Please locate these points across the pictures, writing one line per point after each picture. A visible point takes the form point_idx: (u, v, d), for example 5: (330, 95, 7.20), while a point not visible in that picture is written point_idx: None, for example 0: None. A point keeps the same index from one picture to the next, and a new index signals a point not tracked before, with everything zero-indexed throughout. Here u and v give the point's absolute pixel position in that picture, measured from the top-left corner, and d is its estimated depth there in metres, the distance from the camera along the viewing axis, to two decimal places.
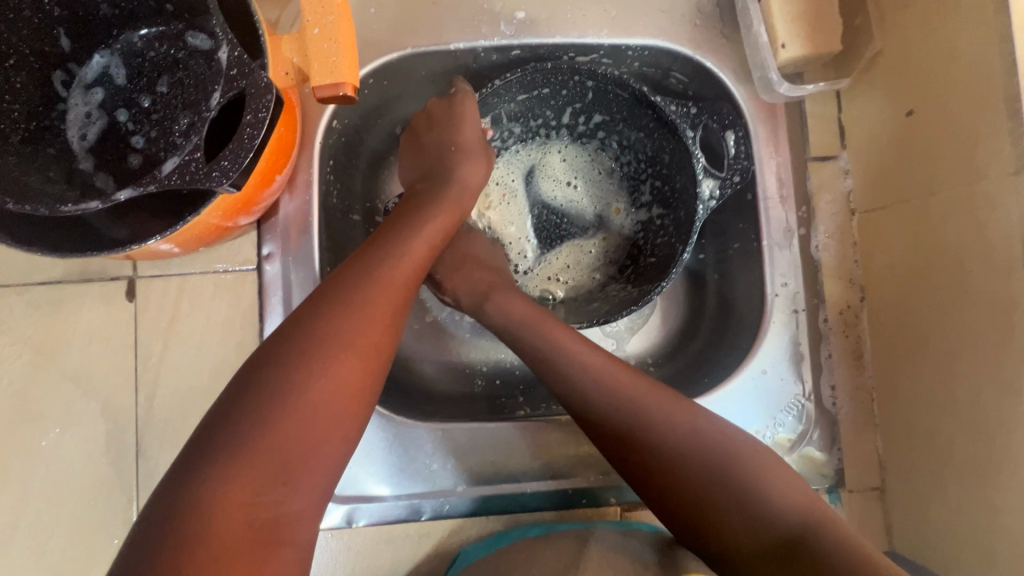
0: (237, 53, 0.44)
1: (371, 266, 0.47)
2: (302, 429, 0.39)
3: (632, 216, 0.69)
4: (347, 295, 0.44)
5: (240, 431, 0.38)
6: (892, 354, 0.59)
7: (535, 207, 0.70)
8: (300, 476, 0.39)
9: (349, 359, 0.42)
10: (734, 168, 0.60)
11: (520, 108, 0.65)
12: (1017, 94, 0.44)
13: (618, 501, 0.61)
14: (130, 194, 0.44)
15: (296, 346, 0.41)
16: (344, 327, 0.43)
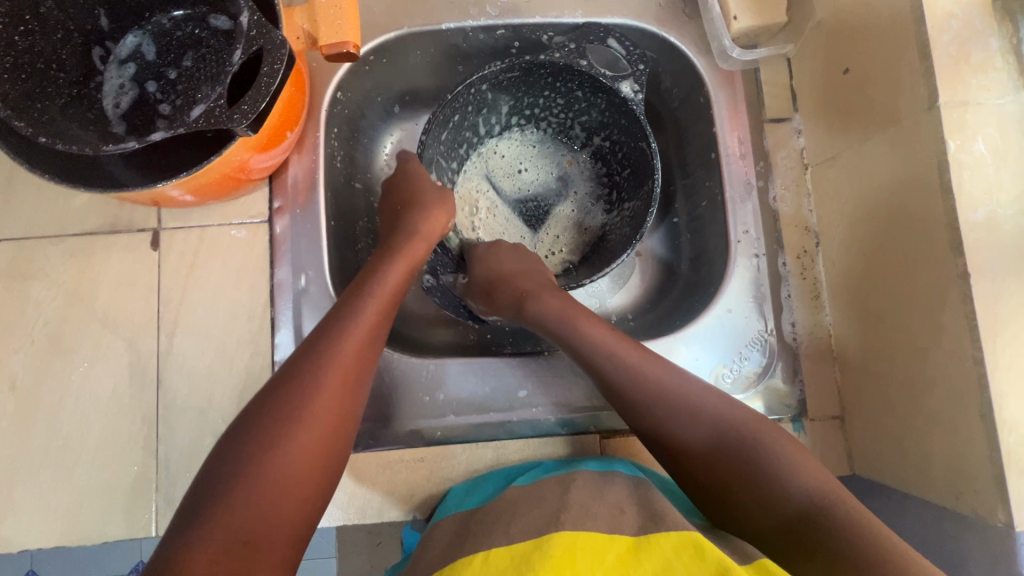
0: (257, 18, 0.52)
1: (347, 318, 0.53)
2: (293, 473, 0.45)
3: (592, 166, 0.78)
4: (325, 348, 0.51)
5: (240, 476, 0.44)
6: (843, 289, 0.65)
7: (506, 204, 0.77)
8: (291, 510, 0.45)
9: (326, 404, 0.48)
10: (635, 74, 0.66)
11: (452, 144, 0.71)
12: (926, 39, 0.51)
13: (596, 429, 0.66)
14: (162, 135, 0.51)
15: (279, 390, 0.48)
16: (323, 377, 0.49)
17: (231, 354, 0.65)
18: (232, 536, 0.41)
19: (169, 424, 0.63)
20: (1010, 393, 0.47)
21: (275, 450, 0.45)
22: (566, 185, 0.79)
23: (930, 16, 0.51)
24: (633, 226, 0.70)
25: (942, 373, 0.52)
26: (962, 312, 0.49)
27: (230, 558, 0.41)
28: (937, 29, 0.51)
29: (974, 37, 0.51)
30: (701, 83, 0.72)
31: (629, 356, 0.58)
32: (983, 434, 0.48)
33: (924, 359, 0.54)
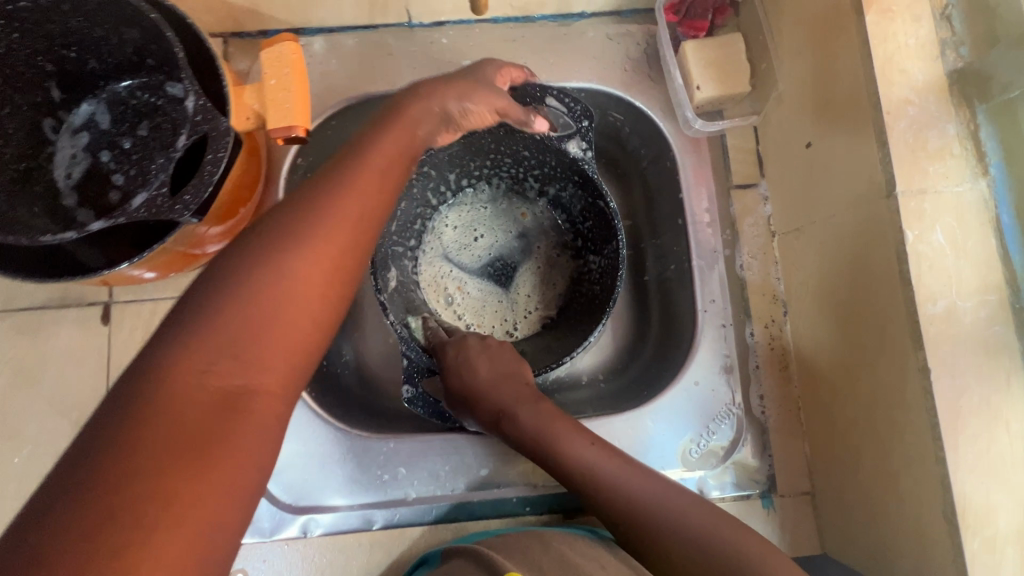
0: (202, 102, 0.50)
1: (352, 167, 0.42)
2: (293, 296, 0.36)
3: (553, 221, 0.77)
4: (321, 187, 0.40)
5: (224, 299, 0.34)
6: (809, 363, 0.64)
7: (470, 273, 0.76)
8: (265, 386, 0.34)
9: (326, 260, 0.38)
10: (581, 133, 0.63)
11: (404, 227, 0.71)
12: (883, 126, 0.50)
13: (561, 508, 0.64)
14: (101, 225, 0.50)
15: (296, 214, 0.38)
16: (325, 220, 0.39)
17: None
18: (216, 388, 0.32)
19: None
20: (974, 496, 0.45)
21: (264, 281, 0.35)
22: (528, 241, 0.77)
23: (886, 103, 0.50)
24: (607, 277, 0.70)
25: (906, 465, 0.50)
26: (924, 408, 0.48)
27: (193, 434, 0.30)
28: (893, 116, 0.50)
29: (930, 124, 0.50)
30: (667, 148, 0.71)
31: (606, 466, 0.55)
32: (948, 536, 0.46)
33: (890, 448, 0.52)
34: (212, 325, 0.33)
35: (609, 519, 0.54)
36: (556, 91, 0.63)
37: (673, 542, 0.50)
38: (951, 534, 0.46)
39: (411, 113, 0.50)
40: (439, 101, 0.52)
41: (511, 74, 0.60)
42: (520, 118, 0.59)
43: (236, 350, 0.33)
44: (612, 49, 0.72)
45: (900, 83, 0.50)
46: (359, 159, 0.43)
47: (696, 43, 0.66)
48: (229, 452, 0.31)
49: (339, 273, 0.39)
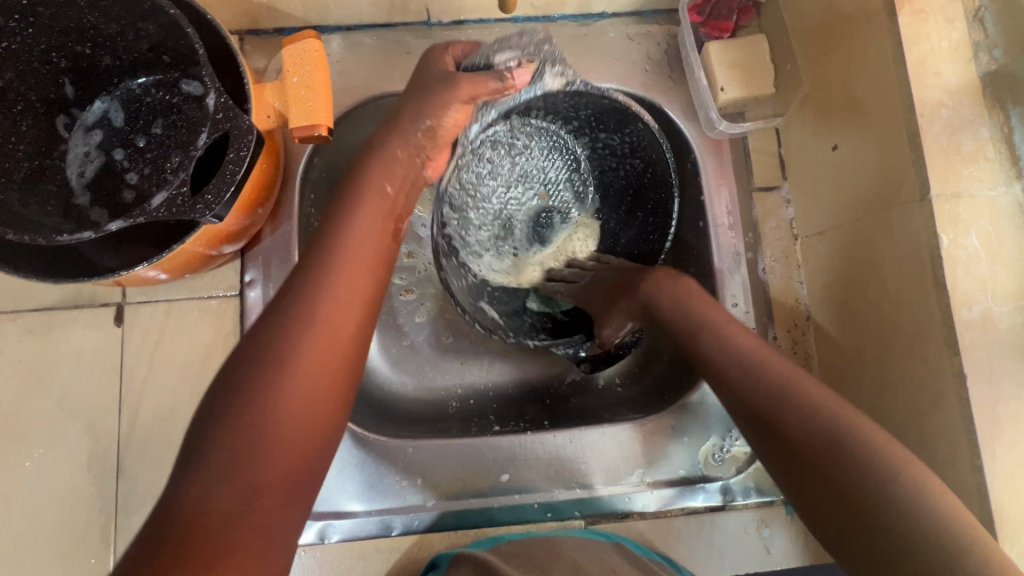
0: (223, 100, 0.49)
1: (346, 228, 0.48)
2: (306, 377, 0.41)
3: (551, 146, 0.70)
4: (321, 265, 0.46)
5: (264, 363, 0.41)
6: (834, 368, 0.63)
7: (531, 240, 0.71)
8: (283, 467, 0.39)
9: (339, 332, 0.44)
10: (546, 56, 0.59)
11: (466, 276, 0.67)
12: (916, 129, 0.50)
13: (582, 514, 0.63)
14: (121, 225, 0.48)
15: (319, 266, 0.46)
16: (323, 298, 0.44)
17: None
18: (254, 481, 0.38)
19: (130, 511, 0.60)
20: (1010, 503, 0.45)
21: (278, 375, 0.41)
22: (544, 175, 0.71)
23: (920, 105, 0.50)
24: (640, 151, 0.66)
25: (940, 472, 0.50)
26: (959, 414, 0.47)
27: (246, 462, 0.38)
28: (926, 119, 0.49)
29: (964, 127, 0.49)
30: (688, 149, 0.70)
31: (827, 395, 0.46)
32: None
33: (921, 455, 0.52)
34: (239, 420, 0.39)
35: (751, 417, 0.48)
36: (495, 52, 0.59)
37: (826, 448, 0.43)
38: None
39: (392, 159, 0.54)
40: (400, 138, 0.55)
41: (451, 60, 0.58)
42: (492, 85, 0.55)
43: (262, 437, 0.39)
44: (633, 49, 0.71)
45: (933, 85, 0.50)
46: (348, 223, 0.49)
47: (720, 44, 0.66)
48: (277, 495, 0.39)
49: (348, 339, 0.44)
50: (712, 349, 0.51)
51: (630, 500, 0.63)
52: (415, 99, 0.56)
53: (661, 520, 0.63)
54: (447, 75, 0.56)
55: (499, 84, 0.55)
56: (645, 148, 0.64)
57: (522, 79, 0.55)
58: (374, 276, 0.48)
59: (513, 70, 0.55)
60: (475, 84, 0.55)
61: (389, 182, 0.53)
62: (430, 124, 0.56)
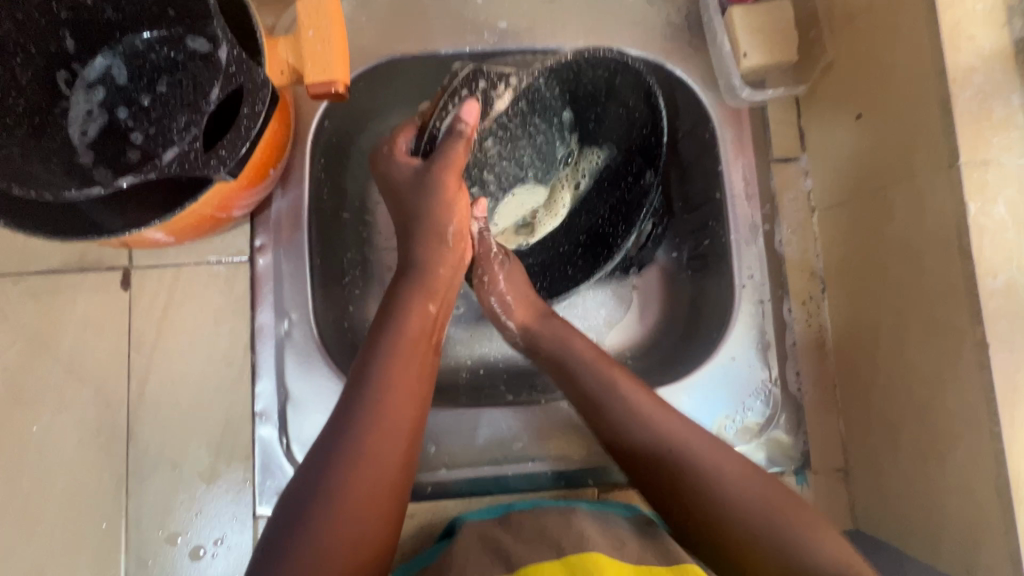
0: (235, 51, 0.47)
1: (394, 352, 0.50)
2: (397, 436, 0.46)
3: (526, 112, 0.62)
4: (388, 361, 0.49)
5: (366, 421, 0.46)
6: (848, 341, 0.63)
7: (539, 176, 0.66)
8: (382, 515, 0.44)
9: (393, 445, 0.46)
10: (483, 76, 0.59)
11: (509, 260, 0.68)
12: (947, 95, 0.49)
13: (595, 482, 0.64)
14: (131, 181, 0.47)
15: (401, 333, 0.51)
16: (381, 415, 0.46)
17: (207, 404, 0.61)
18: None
19: (140, 477, 0.59)
20: None
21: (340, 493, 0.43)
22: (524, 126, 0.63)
23: (952, 70, 0.48)
24: (608, 74, 0.62)
25: (958, 441, 0.50)
26: (980, 383, 0.47)
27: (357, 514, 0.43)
28: (958, 84, 0.48)
29: (997, 93, 0.48)
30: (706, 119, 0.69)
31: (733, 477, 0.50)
32: (1000, 511, 0.46)
33: (940, 426, 0.52)
34: (307, 531, 0.41)
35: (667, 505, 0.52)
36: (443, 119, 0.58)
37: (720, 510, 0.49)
38: (1004, 508, 0.46)
39: (433, 279, 0.55)
40: (434, 243, 0.55)
41: (405, 155, 0.57)
42: (460, 145, 0.54)
43: (332, 549, 0.41)
44: (652, 14, 0.69)
45: (967, 49, 0.48)
46: (397, 342, 0.50)
47: (744, 8, 0.64)
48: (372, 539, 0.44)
49: (401, 458, 0.46)
50: (706, 487, 0.50)
51: None
52: (407, 208, 0.56)
53: None
54: (420, 172, 0.55)
55: (463, 142, 0.54)
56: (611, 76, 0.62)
57: (472, 113, 0.55)
58: (421, 386, 0.50)
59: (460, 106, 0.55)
60: (452, 166, 0.55)
61: (432, 299, 0.54)
62: (453, 230, 0.56)
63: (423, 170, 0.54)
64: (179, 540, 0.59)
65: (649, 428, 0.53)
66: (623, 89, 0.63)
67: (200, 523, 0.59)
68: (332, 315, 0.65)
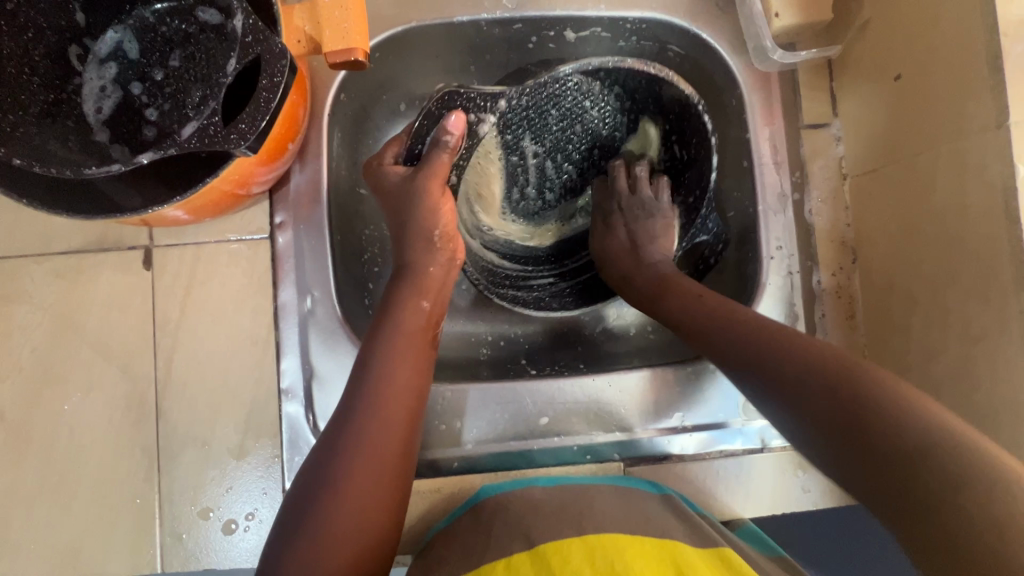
0: (252, 21, 0.46)
1: (390, 346, 0.50)
2: (395, 420, 0.47)
3: (568, 125, 0.67)
4: (387, 348, 0.50)
5: (367, 404, 0.46)
6: (879, 312, 0.62)
7: (595, 172, 0.70)
8: (383, 501, 0.45)
9: (388, 437, 0.46)
10: (467, 101, 0.62)
11: (584, 259, 0.72)
12: (997, 50, 0.46)
13: (621, 457, 0.64)
14: (151, 158, 0.46)
15: (399, 321, 0.51)
16: (382, 399, 0.47)
17: (235, 380, 0.61)
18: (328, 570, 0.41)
19: (171, 452, 0.60)
20: None
21: (339, 482, 0.44)
22: (569, 137, 0.68)
23: (1003, 24, 0.46)
24: (639, 81, 0.64)
25: (998, 410, 0.49)
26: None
27: (360, 496, 0.44)
28: (1010, 39, 0.46)
29: None
30: (735, 83, 0.66)
31: (805, 340, 0.47)
32: None
33: (981, 397, 0.50)
34: (310, 518, 0.42)
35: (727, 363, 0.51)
36: (422, 131, 0.60)
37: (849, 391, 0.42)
38: None
39: (424, 276, 0.54)
40: (421, 245, 0.55)
41: (392, 165, 0.58)
42: (445, 155, 0.57)
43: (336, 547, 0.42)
44: None
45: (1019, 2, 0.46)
46: (392, 339, 0.50)
47: None
48: (370, 527, 0.44)
49: (400, 451, 0.46)
50: (796, 356, 0.46)
51: (669, 443, 0.64)
52: (400, 214, 0.56)
53: (697, 463, 0.63)
54: (410, 176, 0.56)
55: (448, 151, 0.57)
56: (621, 75, 0.63)
57: (457, 125, 0.57)
58: (418, 384, 0.50)
59: (445, 118, 0.57)
60: (437, 173, 0.56)
61: (426, 294, 0.54)
62: (442, 231, 0.56)
63: (412, 176, 0.56)
64: (211, 514, 0.59)
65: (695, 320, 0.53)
66: (644, 90, 0.64)
67: (231, 498, 0.60)
68: (353, 287, 0.64)
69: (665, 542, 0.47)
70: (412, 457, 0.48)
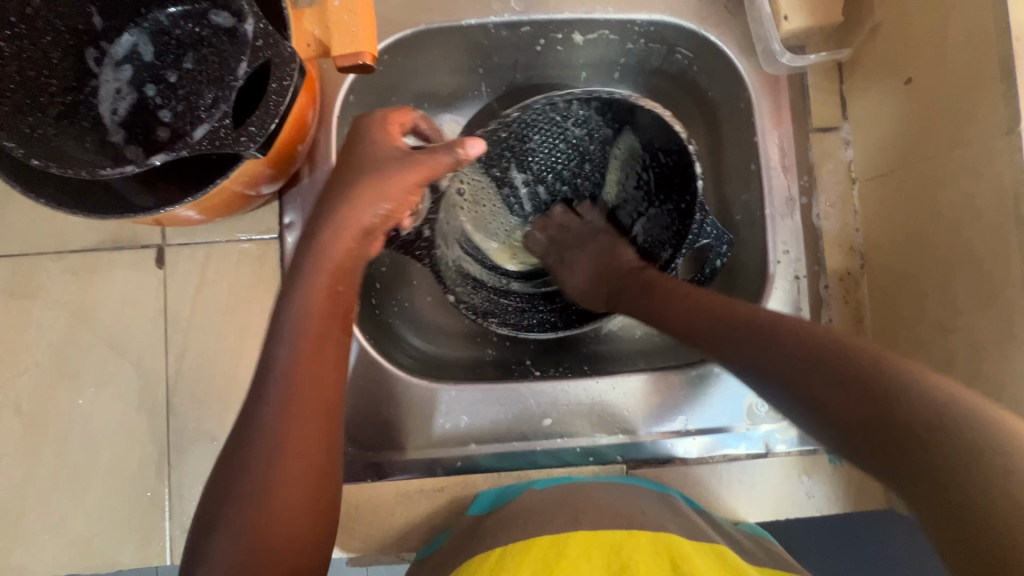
0: (263, 25, 0.47)
1: (288, 341, 0.46)
2: (304, 421, 0.45)
3: (556, 144, 0.69)
4: (293, 346, 0.46)
5: (275, 409, 0.44)
6: (887, 318, 0.61)
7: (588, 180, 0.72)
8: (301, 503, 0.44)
9: (302, 436, 0.44)
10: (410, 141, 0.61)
11: None
12: (1009, 54, 0.45)
13: (625, 459, 0.64)
14: (164, 159, 0.47)
15: (301, 312, 0.47)
16: (292, 397, 0.45)
17: (243, 378, 0.62)
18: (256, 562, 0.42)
19: (180, 446, 0.61)
20: None
21: (256, 485, 0.43)
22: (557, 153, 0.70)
23: (1015, 28, 0.45)
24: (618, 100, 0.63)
25: None
26: None
27: (281, 500, 0.43)
28: (1022, 44, 0.45)
29: None
30: (744, 86, 0.66)
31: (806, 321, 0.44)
32: None
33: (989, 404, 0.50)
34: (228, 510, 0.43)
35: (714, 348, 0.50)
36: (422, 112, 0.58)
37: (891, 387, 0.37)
38: None
39: (323, 257, 0.49)
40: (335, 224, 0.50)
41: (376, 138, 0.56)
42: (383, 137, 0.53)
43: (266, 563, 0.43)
44: None
45: None
46: (293, 336, 0.46)
47: None
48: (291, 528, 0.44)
49: (316, 451, 0.45)
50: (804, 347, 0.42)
51: (672, 446, 0.63)
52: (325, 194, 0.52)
53: (699, 467, 0.63)
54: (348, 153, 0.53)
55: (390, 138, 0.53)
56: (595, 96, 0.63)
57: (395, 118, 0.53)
58: (325, 388, 0.46)
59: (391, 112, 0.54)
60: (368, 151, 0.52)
61: (331, 279, 0.48)
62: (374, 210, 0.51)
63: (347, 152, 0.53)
64: None
65: (704, 311, 0.51)
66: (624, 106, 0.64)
67: None
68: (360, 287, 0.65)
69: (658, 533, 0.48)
70: (335, 455, 0.47)
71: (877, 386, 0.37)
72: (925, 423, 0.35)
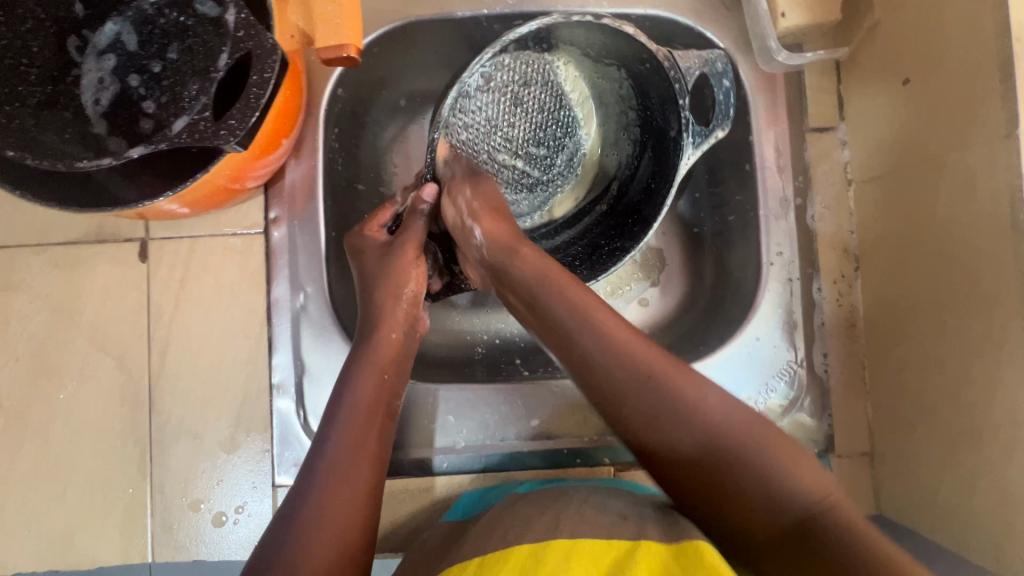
0: (243, 15, 0.46)
1: (346, 420, 0.49)
2: (354, 487, 0.46)
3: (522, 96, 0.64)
4: (349, 422, 0.48)
5: (323, 474, 0.45)
6: (880, 322, 0.61)
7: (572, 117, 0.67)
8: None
9: (348, 503, 0.45)
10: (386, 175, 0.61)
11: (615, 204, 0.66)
12: (1008, 55, 0.44)
13: (612, 461, 0.63)
14: (142, 152, 0.46)
15: (361, 393, 0.50)
16: (339, 466, 0.46)
17: (227, 375, 0.61)
18: None
19: (163, 443, 0.60)
20: None
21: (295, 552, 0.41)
22: (529, 104, 0.65)
23: (1016, 27, 0.44)
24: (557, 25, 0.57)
25: (995, 426, 0.48)
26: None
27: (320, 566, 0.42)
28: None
29: None
30: (740, 84, 0.65)
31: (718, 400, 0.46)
32: None
33: (979, 412, 0.49)
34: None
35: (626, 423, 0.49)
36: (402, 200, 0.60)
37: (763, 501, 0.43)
38: None
39: (381, 342, 0.53)
40: (388, 302, 0.55)
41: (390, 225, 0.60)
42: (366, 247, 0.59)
43: None
44: None
45: None
46: (349, 413, 0.49)
47: None
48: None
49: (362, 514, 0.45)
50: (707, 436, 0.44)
51: None
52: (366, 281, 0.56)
53: None
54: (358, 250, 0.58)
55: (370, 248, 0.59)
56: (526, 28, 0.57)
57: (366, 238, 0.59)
58: (377, 451, 0.49)
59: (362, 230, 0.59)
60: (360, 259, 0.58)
61: (382, 365, 0.52)
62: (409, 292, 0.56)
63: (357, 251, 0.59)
64: (201, 507, 0.60)
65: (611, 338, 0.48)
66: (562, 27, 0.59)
67: (221, 491, 0.60)
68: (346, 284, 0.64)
69: (647, 542, 0.45)
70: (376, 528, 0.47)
71: (747, 467, 0.44)
72: (828, 538, 0.40)
